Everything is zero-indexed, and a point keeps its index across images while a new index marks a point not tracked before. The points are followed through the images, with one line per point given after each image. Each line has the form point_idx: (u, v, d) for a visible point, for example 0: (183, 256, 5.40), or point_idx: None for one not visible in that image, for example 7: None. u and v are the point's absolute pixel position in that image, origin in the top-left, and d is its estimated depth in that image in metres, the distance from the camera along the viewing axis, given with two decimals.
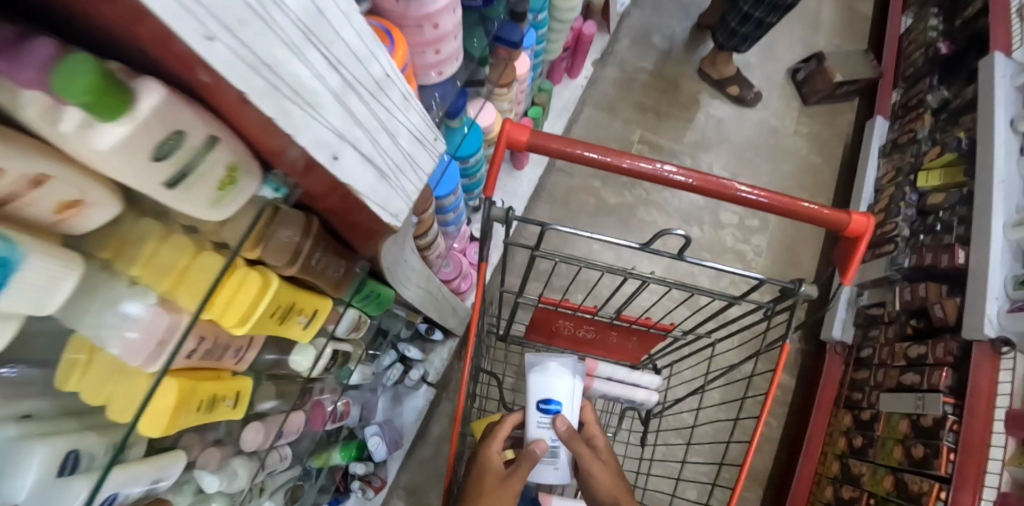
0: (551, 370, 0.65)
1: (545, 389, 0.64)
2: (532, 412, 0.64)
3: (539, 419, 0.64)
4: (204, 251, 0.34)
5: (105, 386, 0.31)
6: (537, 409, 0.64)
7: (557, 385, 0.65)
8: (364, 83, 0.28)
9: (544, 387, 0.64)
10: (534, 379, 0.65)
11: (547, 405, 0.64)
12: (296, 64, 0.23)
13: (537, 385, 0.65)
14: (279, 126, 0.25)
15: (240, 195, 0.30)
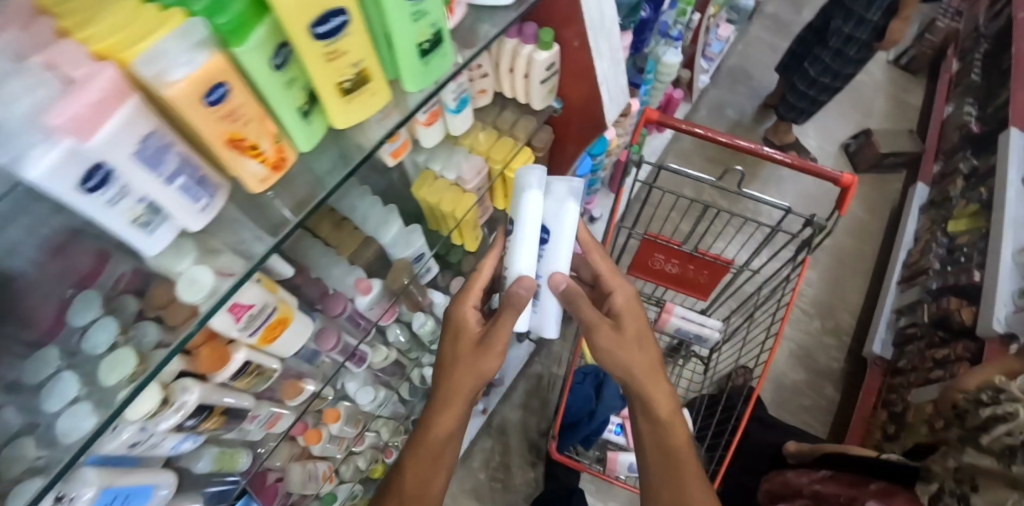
0: (553, 194, 0.66)
1: (535, 214, 0.65)
2: (525, 241, 0.65)
3: (517, 260, 0.67)
4: (505, 136, 0.76)
5: (455, 194, 0.72)
6: (538, 235, 0.66)
7: (552, 211, 0.66)
8: (614, 60, 0.70)
9: (552, 206, 0.66)
10: (527, 199, 0.64)
11: (512, 235, 0.66)
12: (600, 42, 0.65)
13: (531, 204, 0.64)
14: (587, 59, 0.67)
15: (547, 105, 0.74)
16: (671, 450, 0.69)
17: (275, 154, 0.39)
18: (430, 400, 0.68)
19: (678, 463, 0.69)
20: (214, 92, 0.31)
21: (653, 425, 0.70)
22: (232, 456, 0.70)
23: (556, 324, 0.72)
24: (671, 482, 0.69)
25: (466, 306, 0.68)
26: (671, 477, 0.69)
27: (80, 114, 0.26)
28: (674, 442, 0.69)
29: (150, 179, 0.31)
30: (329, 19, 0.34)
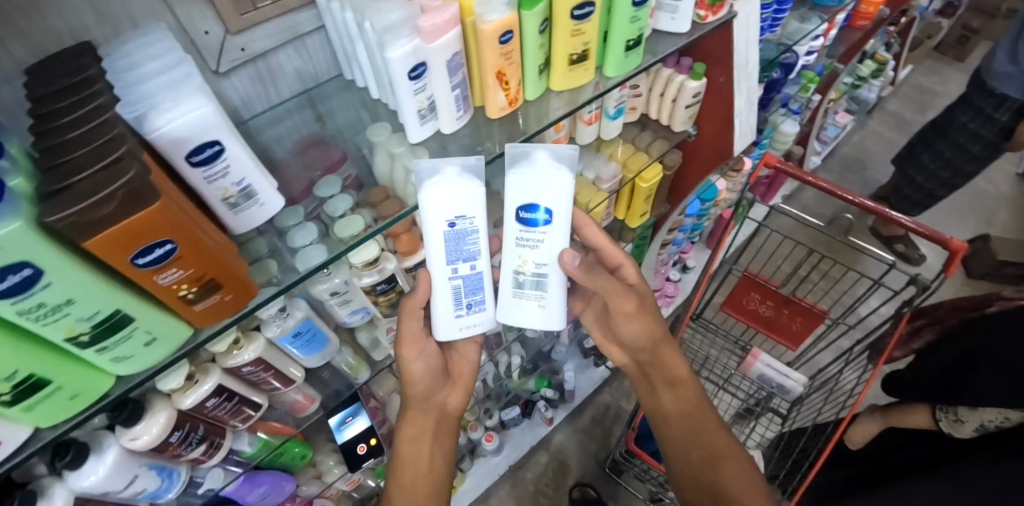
0: (536, 164, 0.59)
1: (461, 199, 0.56)
2: (511, 225, 0.62)
3: (467, 248, 0.60)
4: (640, 152, 0.92)
5: (591, 191, 0.87)
6: (517, 217, 0.61)
7: (530, 186, 0.60)
8: (751, 96, 0.84)
9: (441, 205, 0.56)
10: (431, 195, 0.55)
11: (457, 222, 0.57)
12: (742, 82, 0.81)
13: (444, 192, 0.56)
14: (727, 95, 0.83)
15: (684, 129, 0.90)
16: (698, 412, 0.79)
17: (514, 93, 0.55)
18: (435, 389, 0.70)
19: (704, 423, 0.78)
20: (505, 35, 0.47)
21: (676, 390, 0.80)
22: (361, 363, 0.84)
23: (564, 307, 0.66)
24: (699, 439, 0.77)
25: (412, 306, 0.63)
26: (701, 434, 0.78)
27: (430, 28, 0.44)
28: (697, 404, 0.79)
29: (443, 80, 0.48)
30: (584, 6, 0.50)
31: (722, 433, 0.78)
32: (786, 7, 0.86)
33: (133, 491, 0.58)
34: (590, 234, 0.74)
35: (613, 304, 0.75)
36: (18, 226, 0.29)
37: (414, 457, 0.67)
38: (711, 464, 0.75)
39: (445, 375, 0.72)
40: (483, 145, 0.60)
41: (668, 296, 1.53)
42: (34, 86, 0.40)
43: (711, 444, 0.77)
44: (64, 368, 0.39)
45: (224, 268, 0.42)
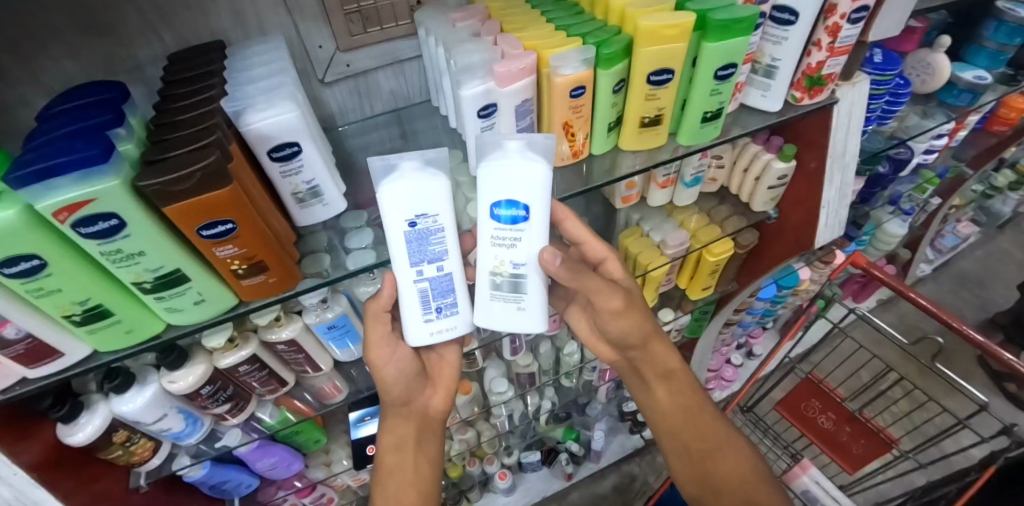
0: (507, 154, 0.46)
1: (423, 193, 0.46)
2: (484, 221, 0.48)
3: (433, 249, 0.48)
4: (712, 225, 0.86)
5: (651, 253, 0.84)
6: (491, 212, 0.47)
7: (501, 182, 0.46)
8: (843, 189, 0.76)
9: (400, 205, 0.45)
10: (391, 192, 0.45)
11: (421, 220, 0.46)
12: (835, 173, 0.73)
13: (407, 192, 0.45)
14: (816, 184, 0.75)
15: (764, 210, 0.83)
16: (693, 400, 0.70)
17: (580, 145, 0.56)
18: (413, 392, 0.61)
19: (703, 412, 0.70)
20: (575, 90, 0.49)
21: (670, 380, 0.71)
22: None
23: (546, 308, 0.53)
24: (705, 434, 0.68)
25: (377, 309, 0.54)
26: (704, 427, 0.69)
27: (505, 73, 0.46)
28: (698, 396, 0.71)
29: (510, 123, 0.51)
30: (662, 73, 0.50)
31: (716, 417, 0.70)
32: (904, 98, 0.78)
33: (159, 427, 0.64)
34: (570, 228, 0.61)
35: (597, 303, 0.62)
36: (114, 184, 0.36)
37: (397, 467, 0.61)
38: (709, 449, 0.68)
39: (423, 374, 0.62)
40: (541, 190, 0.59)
41: (723, 380, 1.37)
42: (173, 72, 0.49)
43: (712, 431, 0.69)
44: (123, 304, 0.46)
45: (273, 253, 0.46)
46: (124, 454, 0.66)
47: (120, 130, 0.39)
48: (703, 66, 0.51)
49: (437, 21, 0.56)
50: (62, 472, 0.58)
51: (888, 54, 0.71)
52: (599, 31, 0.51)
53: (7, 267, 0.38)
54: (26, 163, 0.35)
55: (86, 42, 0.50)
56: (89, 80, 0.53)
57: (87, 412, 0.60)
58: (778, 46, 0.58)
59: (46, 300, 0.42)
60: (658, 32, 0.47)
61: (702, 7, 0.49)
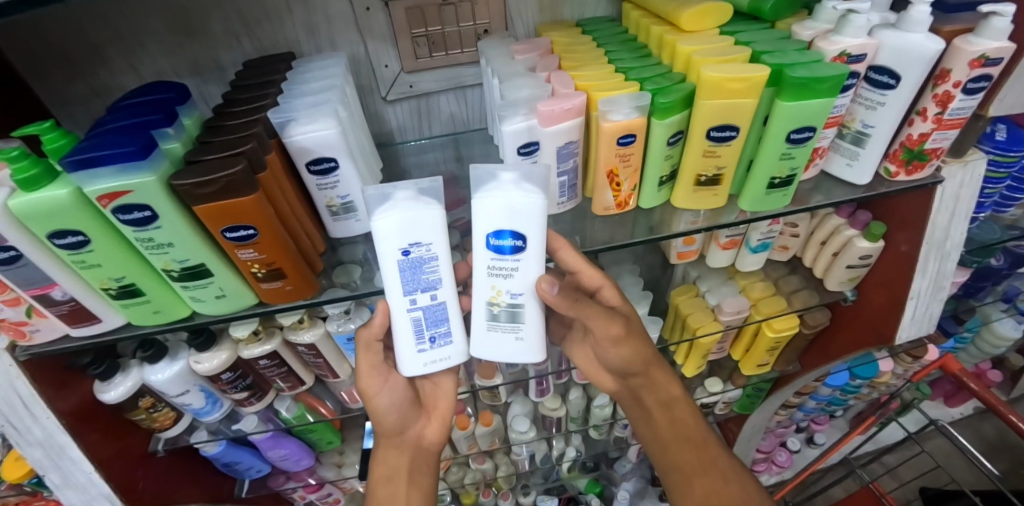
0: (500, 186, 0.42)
1: (416, 224, 0.43)
2: (478, 251, 0.45)
3: (427, 278, 0.46)
4: (778, 296, 0.75)
5: (702, 317, 0.76)
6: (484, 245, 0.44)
7: (494, 213, 0.43)
8: (939, 280, 0.65)
9: (393, 232, 0.43)
10: (384, 216, 0.43)
11: (416, 248, 0.44)
12: (931, 261, 0.63)
13: (399, 219, 0.43)
14: (906, 272, 0.64)
15: (841, 290, 0.72)
16: (693, 430, 0.64)
17: (626, 196, 0.52)
18: (408, 424, 0.58)
19: (704, 444, 0.64)
20: (624, 138, 0.46)
21: (671, 413, 0.65)
22: None
23: (542, 339, 0.50)
24: (708, 469, 0.62)
25: (368, 337, 0.51)
26: (706, 462, 0.62)
27: (549, 112, 0.45)
28: (699, 426, 0.65)
29: (551, 164, 0.48)
30: (724, 129, 0.46)
31: (719, 452, 0.63)
32: None
33: (179, 401, 0.62)
34: (599, 281, 0.56)
35: (595, 331, 0.56)
36: (151, 179, 0.39)
37: (387, 500, 0.58)
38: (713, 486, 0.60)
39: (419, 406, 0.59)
40: (581, 235, 0.55)
41: (775, 466, 1.14)
42: (243, 78, 0.52)
43: (715, 466, 0.62)
44: (158, 290, 0.48)
45: (292, 262, 0.46)
46: (146, 419, 0.65)
47: (168, 130, 0.42)
48: (774, 126, 0.47)
49: (500, 53, 0.55)
50: (89, 424, 0.59)
51: (1015, 132, 0.61)
52: (660, 77, 0.48)
53: (59, 239, 0.42)
54: (80, 149, 0.38)
55: (177, 42, 0.55)
56: (176, 75, 0.57)
57: (122, 373, 0.60)
58: (872, 112, 0.51)
59: (88, 273, 0.45)
60: (723, 85, 0.43)
61: (779, 61, 0.45)
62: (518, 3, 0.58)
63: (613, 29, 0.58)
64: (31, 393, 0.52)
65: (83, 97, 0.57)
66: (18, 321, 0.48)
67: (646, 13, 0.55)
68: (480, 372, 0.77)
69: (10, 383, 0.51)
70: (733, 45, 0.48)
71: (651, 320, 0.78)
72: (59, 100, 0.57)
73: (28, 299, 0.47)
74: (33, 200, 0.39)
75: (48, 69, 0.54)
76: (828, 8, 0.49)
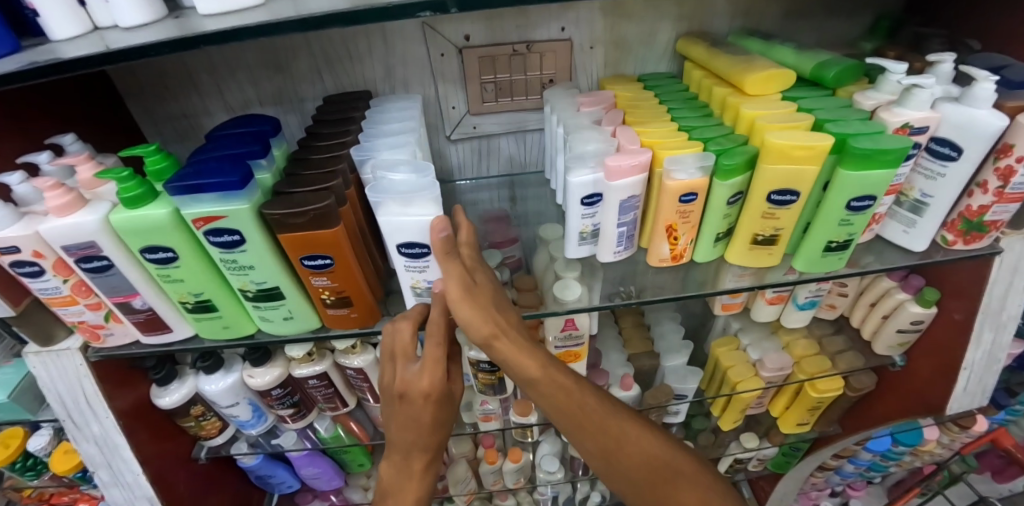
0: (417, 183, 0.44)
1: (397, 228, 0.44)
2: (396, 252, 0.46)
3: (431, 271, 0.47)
4: (821, 355, 0.74)
5: (739, 370, 0.75)
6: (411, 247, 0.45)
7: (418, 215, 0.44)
8: (995, 352, 0.63)
9: (393, 231, 0.44)
10: (394, 220, 0.43)
11: (415, 249, 0.45)
12: (986, 332, 0.61)
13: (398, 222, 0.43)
14: (960, 341, 0.62)
15: (890, 355, 0.70)
16: (572, 401, 0.47)
17: (682, 249, 0.53)
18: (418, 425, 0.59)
19: (589, 413, 0.48)
20: (686, 196, 0.48)
21: (537, 391, 0.46)
22: None
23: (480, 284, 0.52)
24: (607, 443, 0.48)
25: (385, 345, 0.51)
26: (600, 434, 0.48)
27: (616, 167, 0.47)
28: (580, 396, 0.48)
29: (612, 214, 0.50)
30: (785, 193, 0.48)
31: (612, 418, 0.49)
32: None
33: (228, 412, 0.64)
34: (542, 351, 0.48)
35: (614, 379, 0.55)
36: (244, 208, 0.42)
37: None
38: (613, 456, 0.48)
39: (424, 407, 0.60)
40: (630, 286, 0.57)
41: None
42: (323, 112, 0.56)
43: (612, 432, 0.48)
44: (230, 310, 0.50)
45: (361, 294, 0.48)
46: (194, 427, 0.67)
47: (262, 162, 0.45)
48: (834, 192, 0.48)
49: (565, 103, 0.58)
50: (141, 424, 0.62)
51: None
52: (723, 138, 0.50)
53: (150, 253, 0.45)
54: (183, 175, 0.41)
55: (264, 74, 0.59)
56: (258, 103, 0.61)
57: (178, 380, 0.63)
58: (931, 182, 0.52)
59: (170, 286, 0.47)
60: (786, 151, 0.45)
61: (841, 131, 0.46)
62: (585, 57, 0.62)
63: (674, 86, 0.60)
64: (94, 392, 0.56)
65: (172, 116, 0.61)
66: (97, 324, 0.52)
67: (708, 73, 0.57)
68: (516, 407, 0.76)
69: (79, 382, 0.56)
70: (795, 111, 0.49)
71: (691, 370, 0.77)
72: (149, 118, 0.61)
73: (108, 305, 0.51)
74: (136, 217, 0.42)
75: (145, 90, 0.59)
76: (892, 80, 0.50)
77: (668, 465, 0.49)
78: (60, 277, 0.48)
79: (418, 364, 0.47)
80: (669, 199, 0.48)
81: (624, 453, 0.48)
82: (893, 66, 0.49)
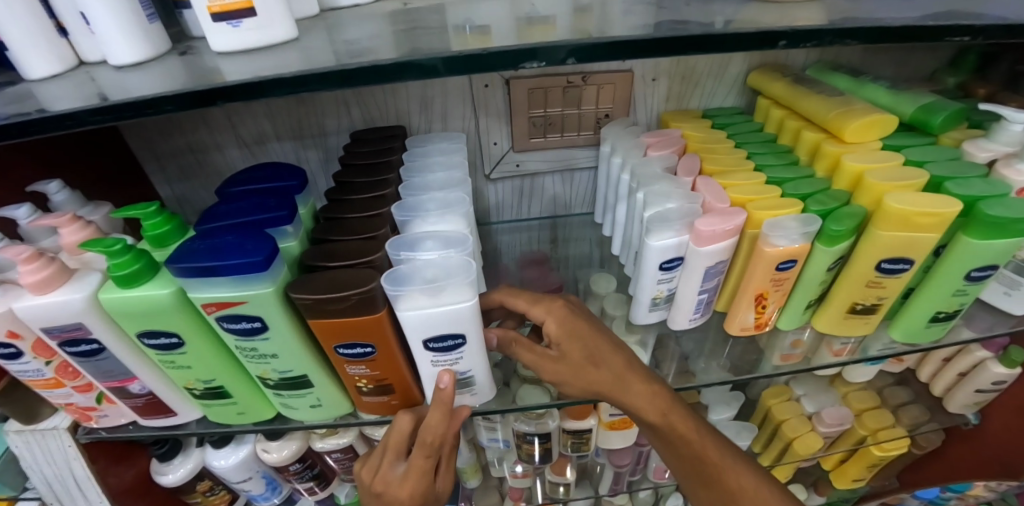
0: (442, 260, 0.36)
1: (425, 323, 0.35)
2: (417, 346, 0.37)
3: (464, 363, 0.39)
4: (883, 409, 0.69)
5: (797, 427, 0.68)
6: (437, 338, 0.36)
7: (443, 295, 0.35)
8: None
9: (417, 326, 0.35)
10: (420, 314, 0.34)
11: (444, 342, 0.36)
12: None
13: (423, 315, 0.34)
14: None
15: (962, 413, 0.65)
16: (689, 447, 0.39)
17: (767, 317, 0.47)
18: None
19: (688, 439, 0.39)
20: (783, 264, 0.42)
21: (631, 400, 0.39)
22: (476, 472, 0.71)
23: (492, 374, 0.42)
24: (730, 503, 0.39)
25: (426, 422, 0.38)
26: (717, 487, 0.40)
27: (708, 232, 0.40)
28: (674, 405, 0.39)
29: (694, 281, 0.43)
30: (898, 262, 0.41)
31: (733, 468, 0.40)
32: None
33: (239, 488, 0.56)
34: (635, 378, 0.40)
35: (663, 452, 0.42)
36: (268, 292, 0.33)
37: None
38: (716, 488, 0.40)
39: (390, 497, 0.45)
40: (700, 359, 0.53)
41: None
42: (353, 153, 0.48)
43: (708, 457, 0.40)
44: (246, 394, 0.42)
45: (404, 382, 0.40)
46: (200, 502, 0.59)
47: (289, 228, 0.37)
48: (954, 259, 0.41)
49: (630, 143, 0.51)
50: (141, 502, 0.55)
51: None
52: (823, 195, 0.43)
53: (150, 338, 0.37)
54: (192, 251, 0.33)
55: (283, 106, 0.51)
56: (274, 138, 0.53)
57: (182, 454, 0.54)
58: None
59: (174, 372, 0.39)
60: (909, 218, 0.38)
61: (967, 192, 0.40)
62: (646, 90, 0.55)
63: (747, 125, 0.54)
64: (86, 475, 0.48)
65: (177, 151, 0.54)
66: (87, 406, 0.44)
67: (791, 114, 0.51)
68: (554, 466, 0.69)
69: (68, 464, 0.48)
70: (904, 164, 0.43)
71: (743, 425, 0.70)
72: (150, 153, 0.53)
73: (100, 386, 0.43)
74: (132, 300, 0.34)
75: (145, 124, 0.51)
76: (1012, 130, 0.43)
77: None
78: (41, 359, 0.39)
79: (403, 466, 0.40)
80: (767, 264, 0.41)
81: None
82: (1014, 115, 0.43)
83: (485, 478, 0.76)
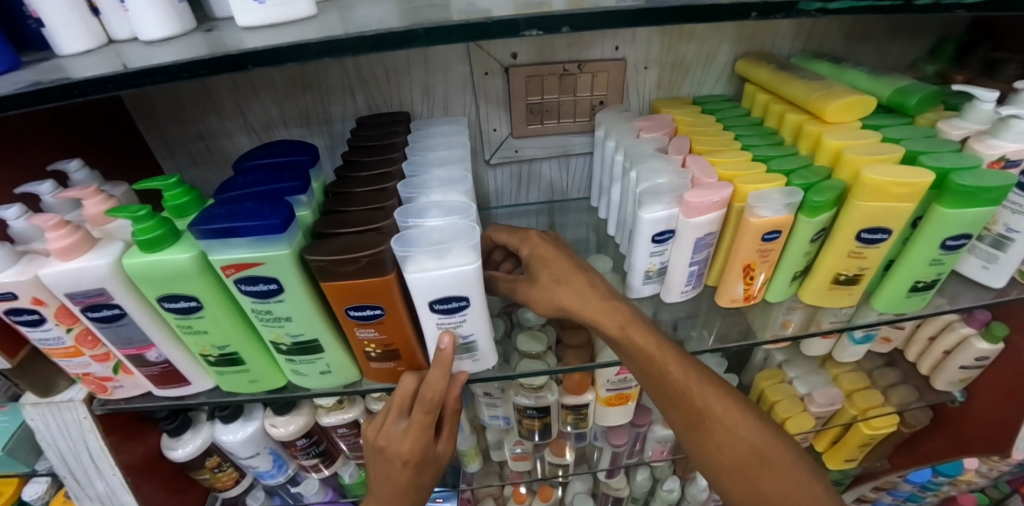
0: (447, 226, 0.39)
1: (431, 283, 0.37)
2: (424, 309, 0.39)
3: (467, 326, 0.41)
4: (873, 389, 0.71)
5: (789, 407, 0.70)
6: (443, 299, 0.38)
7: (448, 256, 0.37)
8: None
9: (423, 288, 0.37)
10: (427, 275, 0.36)
11: (449, 304, 0.38)
12: None
13: (430, 276, 0.36)
14: None
15: (948, 391, 0.67)
16: (654, 364, 0.41)
17: (756, 288, 0.49)
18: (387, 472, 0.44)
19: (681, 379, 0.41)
20: (769, 234, 0.44)
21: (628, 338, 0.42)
22: (477, 454, 0.72)
23: (494, 341, 0.44)
24: (699, 419, 0.41)
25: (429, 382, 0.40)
26: (688, 404, 0.41)
27: (697, 203, 0.42)
28: (664, 347, 0.42)
29: (685, 252, 0.46)
30: (876, 231, 0.43)
31: (703, 387, 0.41)
32: None
33: (246, 463, 0.57)
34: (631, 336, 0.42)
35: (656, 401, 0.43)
36: (284, 253, 0.35)
37: None
38: (708, 426, 0.41)
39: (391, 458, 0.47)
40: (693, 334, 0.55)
41: None
42: (360, 135, 0.50)
43: (700, 396, 0.41)
44: (258, 360, 0.44)
45: (409, 347, 0.42)
46: (208, 479, 0.60)
47: (302, 198, 0.39)
48: (930, 229, 0.44)
49: (623, 126, 0.53)
50: (151, 477, 0.56)
51: None
52: (805, 171, 0.45)
53: (170, 302, 0.39)
54: (212, 215, 0.35)
55: (293, 93, 0.53)
56: (283, 124, 0.56)
57: (191, 430, 0.56)
58: (1017, 215, 0.46)
59: (191, 337, 0.41)
60: (885, 188, 0.41)
61: (940, 165, 0.42)
62: (638, 78, 0.57)
63: (735, 110, 0.57)
64: (99, 447, 0.50)
65: (188, 138, 0.56)
66: (104, 376, 0.46)
67: (775, 98, 0.54)
68: (553, 446, 0.71)
69: (82, 437, 0.49)
70: (881, 141, 0.46)
71: None
72: (164, 139, 0.56)
73: (117, 355, 0.45)
74: (154, 264, 0.36)
75: (158, 111, 0.53)
76: (982, 109, 0.46)
77: (774, 458, 0.40)
78: (63, 326, 0.41)
79: (404, 424, 0.42)
80: (754, 234, 0.44)
81: (714, 434, 0.41)
82: (984, 95, 0.46)
83: (486, 462, 0.77)
